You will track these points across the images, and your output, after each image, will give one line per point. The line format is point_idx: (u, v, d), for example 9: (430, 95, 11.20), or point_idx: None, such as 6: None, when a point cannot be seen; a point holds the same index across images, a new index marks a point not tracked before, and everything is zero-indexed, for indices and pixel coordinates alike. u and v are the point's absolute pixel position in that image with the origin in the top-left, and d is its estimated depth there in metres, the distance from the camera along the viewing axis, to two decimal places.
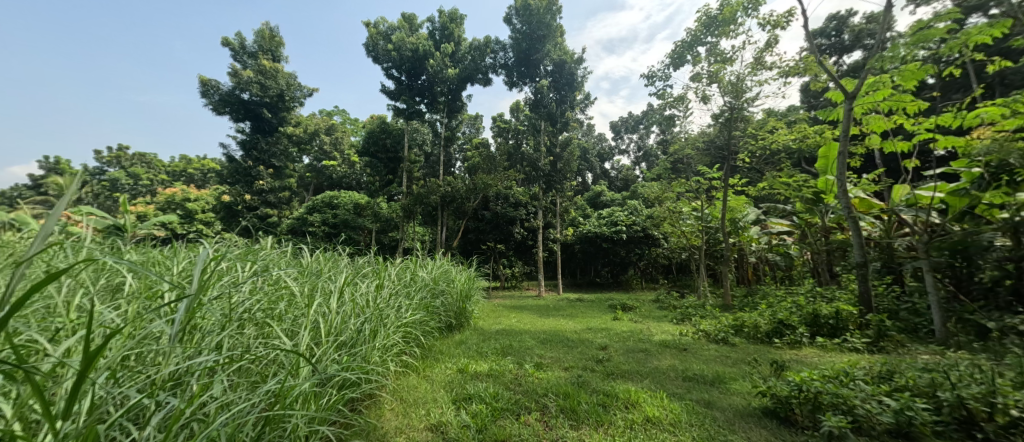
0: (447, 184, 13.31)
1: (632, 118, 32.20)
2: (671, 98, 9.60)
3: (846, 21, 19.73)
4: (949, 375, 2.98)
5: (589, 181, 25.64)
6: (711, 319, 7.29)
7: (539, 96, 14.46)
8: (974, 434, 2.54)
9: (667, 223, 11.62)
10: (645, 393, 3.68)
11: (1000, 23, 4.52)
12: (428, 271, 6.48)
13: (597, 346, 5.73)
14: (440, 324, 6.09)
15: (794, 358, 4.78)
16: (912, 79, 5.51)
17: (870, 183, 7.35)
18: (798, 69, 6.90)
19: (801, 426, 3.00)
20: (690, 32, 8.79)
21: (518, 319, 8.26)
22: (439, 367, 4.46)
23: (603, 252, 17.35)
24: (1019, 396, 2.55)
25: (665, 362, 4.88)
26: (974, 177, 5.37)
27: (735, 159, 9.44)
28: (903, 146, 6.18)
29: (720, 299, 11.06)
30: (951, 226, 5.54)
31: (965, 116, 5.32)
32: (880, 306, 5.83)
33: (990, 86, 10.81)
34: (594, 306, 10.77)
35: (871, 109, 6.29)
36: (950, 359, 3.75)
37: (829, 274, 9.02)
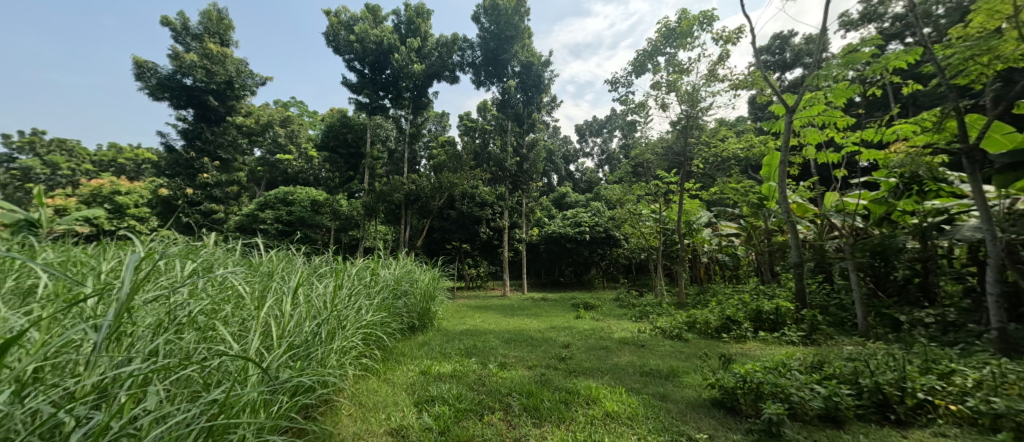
0: (411, 182, 13.20)
1: (596, 122, 32.97)
2: (633, 105, 9.94)
3: (788, 41, 21.21)
4: (868, 364, 3.33)
5: (554, 183, 26.06)
6: (665, 317, 7.61)
7: (505, 97, 14.51)
8: (888, 415, 2.92)
9: (628, 224, 11.99)
10: (605, 389, 3.83)
11: (913, 50, 5.01)
12: (391, 271, 6.43)
13: (560, 344, 5.86)
14: (402, 326, 6.04)
15: (739, 351, 5.12)
16: (841, 97, 6.02)
17: (806, 190, 7.96)
18: (746, 83, 7.34)
19: (745, 415, 3.21)
20: (650, 42, 9.13)
21: (482, 320, 8.31)
22: (401, 370, 4.44)
23: (567, 252, 17.72)
24: (924, 380, 2.98)
25: (624, 359, 5.08)
26: (891, 186, 5.83)
27: (690, 165, 9.92)
28: (834, 158, 6.73)
29: (676, 297, 11.59)
30: (872, 230, 6.11)
31: (884, 132, 5.86)
32: (813, 302, 6.33)
33: (910, 105, 12.02)
34: (557, 305, 10.94)
35: (807, 123, 6.81)
36: (871, 350, 4.16)
37: (771, 273, 9.72)
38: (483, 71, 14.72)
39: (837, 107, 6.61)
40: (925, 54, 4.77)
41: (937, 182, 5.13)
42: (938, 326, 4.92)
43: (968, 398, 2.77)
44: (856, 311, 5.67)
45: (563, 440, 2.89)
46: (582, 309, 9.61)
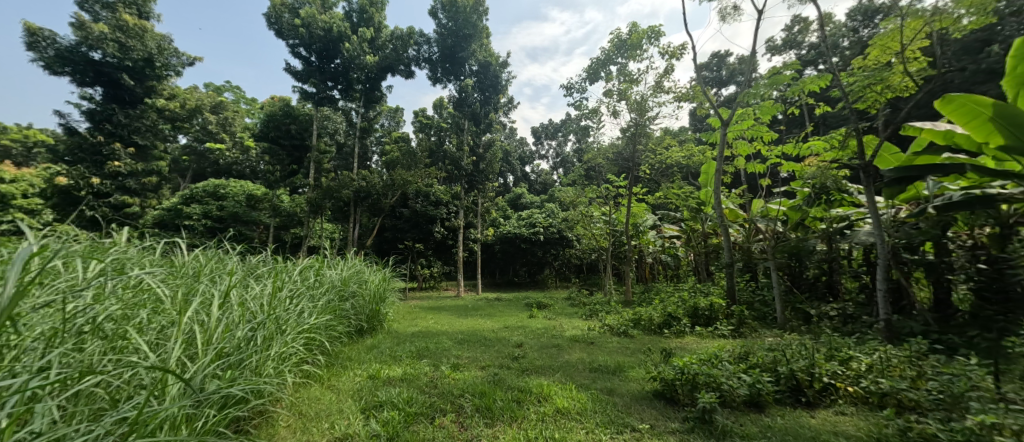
0: (362, 179, 12.83)
1: (551, 125, 33.59)
2: (587, 110, 10.28)
3: (725, 59, 22.80)
4: (785, 353, 3.72)
5: (509, 183, 26.31)
6: (614, 314, 7.95)
7: (462, 95, 14.51)
8: (800, 398, 3.31)
9: (579, 225, 12.35)
10: (556, 386, 3.98)
11: (824, 76, 5.61)
12: (338, 271, 6.27)
13: (513, 344, 5.99)
14: (350, 329, 5.89)
15: (678, 345, 5.48)
16: (766, 113, 6.62)
17: (737, 196, 8.63)
18: (688, 96, 7.85)
19: (682, 404, 3.46)
20: (604, 51, 9.49)
21: (435, 321, 8.29)
22: (348, 375, 4.35)
23: (521, 252, 17.98)
24: (828, 365, 3.39)
25: (575, 356, 5.29)
26: (805, 195, 6.51)
27: (638, 170, 10.43)
28: (760, 168, 7.37)
29: (623, 295, 12.13)
30: (790, 234, 6.78)
31: (801, 147, 6.51)
32: (741, 298, 6.91)
33: (826, 123, 13.39)
34: (511, 305, 11.10)
35: (739, 135, 7.40)
36: (788, 340, 4.63)
37: (707, 272, 10.46)
38: (440, 68, 14.57)
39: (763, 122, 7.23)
40: (834, 80, 5.34)
41: (840, 193, 5.81)
42: (840, 318, 5.59)
43: (862, 380, 3.20)
44: (776, 306, 6.26)
45: (515, 438, 2.99)
46: (535, 309, 9.83)
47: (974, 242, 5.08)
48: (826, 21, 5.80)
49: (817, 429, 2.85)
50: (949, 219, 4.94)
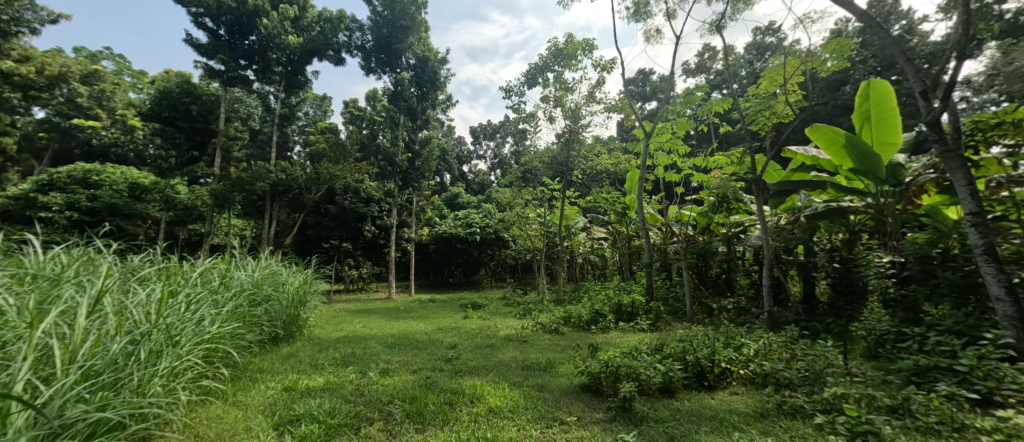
0: (281, 171, 12.01)
1: (490, 126, 33.80)
2: (524, 114, 10.54)
3: (649, 76, 24.60)
4: (691, 343, 4.17)
5: (446, 182, 26.12)
6: (547, 312, 8.23)
7: (398, 88, 14.01)
8: (703, 382, 3.75)
9: (515, 227, 12.65)
10: (489, 386, 4.08)
11: (725, 100, 6.32)
12: (247, 274, 5.80)
13: (446, 345, 6.00)
14: (262, 337, 5.45)
15: (604, 340, 5.86)
16: (681, 129, 7.32)
17: (656, 202, 9.36)
18: (617, 108, 8.39)
19: (606, 394, 3.71)
20: (541, 57, 9.79)
21: (364, 325, 8.02)
22: (258, 388, 4.03)
23: (457, 252, 17.89)
24: (726, 353, 3.87)
25: (508, 355, 5.43)
26: (710, 203, 7.29)
27: (571, 174, 10.92)
28: (675, 177, 8.10)
29: (555, 294, 12.58)
30: (699, 237, 7.53)
31: (709, 161, 7.27)
32: (658, 295, 7.56)
33: (734, 138, 14.96)
34: (445, 306, 11.00)
35: (659, 147, 8.07)
36: (695, 332, 5.15)
37: (630, 271, 11.25)
38: (374, 57, 14.09)
39: (679, 136, 7.94)
40: (735, 103, 6.02)
41: (738, 202, 6.59)
42: (735, 311, 6.38)
43: (750, 363, 3.72)
44: (686, 301, 6.93)
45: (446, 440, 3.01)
46: (470, 309, 9.89)
47: (831, 244, 6.03)
48: (729, 49, 6.56)
49: (715, 409, 3.23)
50: (814, 225, 5.82)
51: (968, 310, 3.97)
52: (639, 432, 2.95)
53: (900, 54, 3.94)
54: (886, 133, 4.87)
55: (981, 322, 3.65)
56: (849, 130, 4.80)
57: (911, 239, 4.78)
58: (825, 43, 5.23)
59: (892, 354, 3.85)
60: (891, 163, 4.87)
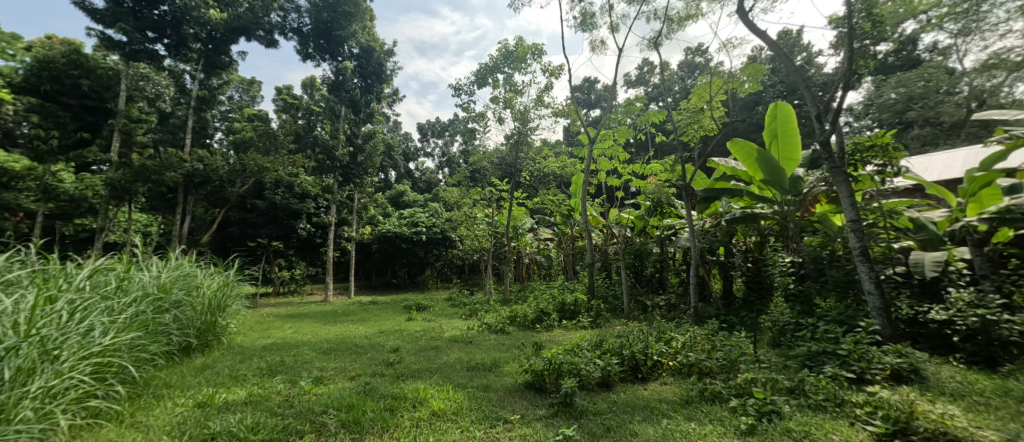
0: (197, 160, 10.77)
1: (438, 123, 33.35)
2: (474, 114, 10.54)
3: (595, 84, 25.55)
4: (627, 339, 4.44)
5: (392, 180, 25.45)
6: (492, 313, 8.30)
7: (340, 78, 13.55)
8: (638, 373, 4.02)
9: (463, 226, 12.62)
10: (432, 389, 4.07)
11: (658, 112, 6.78)
12: (151, 277, 5.21)
13: (388, 349, 5.90)
14: (171, 348, 4.92)
15: (547, 338, 6.05)
16: (621, 137, 7.75)
17: (599, 205, 9.75)
18: (563, 112, 8.67)
19: (548, 391, 3.82)
20: (491, 58, 9.86)
21: (298, 330, 7.62)
22: (164, 406, 3.61)
23: (400, 252, 17.45)
24: (658, 348, 4.16)
25: (453, 356, 5.44)
26: (646, 207, 7.77)
27: (519, 176, 11.09)
28: (616, 182, 8.52)
29: (501, 295, 12.69)
30: (637, 239, 7.99)
31: (647, 168, 7.74)
32: (599, 294, 7.92)
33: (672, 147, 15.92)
34: (388, 308, 10.69)
35: (602, 152, 8.45)
36: (631, 328, 5.49)
37: (574, 271, 11.66)
38: (312, 43, 13.32)
39: (619, 144, 8.37)
40: (668, 117, 6.48)
41: (670, 207, 7.09)
42: (666, 308, 6.85)
43: (679, 354, 4.06)
44: (624, 298, 7.35)
45: None
46: (414, 311, 9.74)
47: (745, 246, 6.65)
48: (664, 64, 7.02)
49: (648, 399, 3.46)
50: (732, 229, 6.43)
51: (849, 302, 4.59)
52: (579, 426, 3.07)
53: (800, 82, 4.50)
54: (788, 150, 5.40)
55: (857, 312, 4.28)
56: (758, 145, 5.30)
57: (809, 242, 5.52)
58: (743, 66, 5.79)
59: (791, 342, 4.35)
60: (793, 175, 5.44)
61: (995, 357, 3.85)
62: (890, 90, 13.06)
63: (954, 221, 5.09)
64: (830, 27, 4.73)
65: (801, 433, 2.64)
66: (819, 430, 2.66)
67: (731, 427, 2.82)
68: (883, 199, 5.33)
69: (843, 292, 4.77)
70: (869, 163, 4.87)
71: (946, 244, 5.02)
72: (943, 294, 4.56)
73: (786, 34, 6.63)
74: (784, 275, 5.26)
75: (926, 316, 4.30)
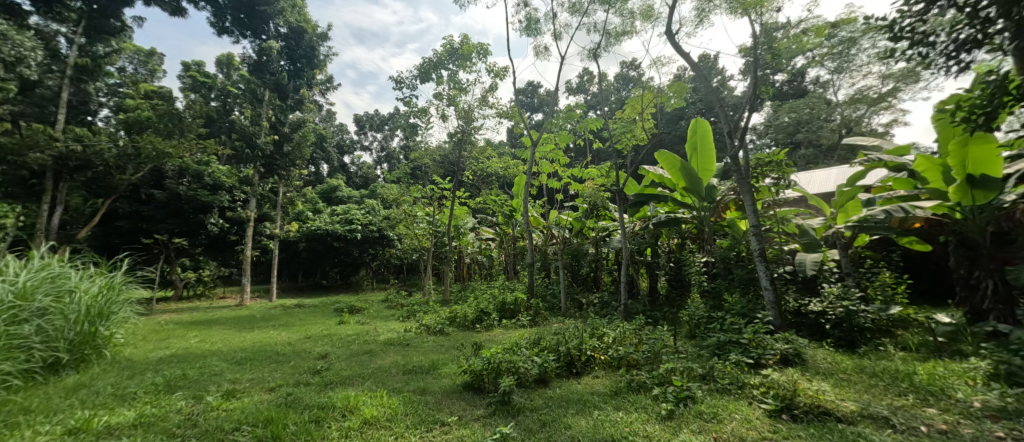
0: (73, 140, 8.85)
1: (376, 116, 32.14)
2: (416, 108, 10.35)
3: (537, 88, 26.12)
4: (562, 337, 4.62)
5: (323, 174, 24.15)
6: (431, 314, 8.22)
7: (263, 59, 12.62)
8: (572, 368, 4.22)
9: (402, 225, 12.35)
10: (365, 396, 3.91)
11: (594, 121, 7.10)
12: (5, 281, 4.43)
13: (315, 356, 5.62)
14: (30, 367, 4.23)
15: (487, 338, 6.12)
16: (561, 141, 8.05)
17: (539, 207, 10.01)
18: (507, 114, 8.81)
19: (487, 390, 3.87)
20: (435, 54, 9.74)
21: (206, 339, 6.97)
22: (20, 436, 3.05)
23: (331, 251, 16.64)
24: (592, 344, 4.38)
25: (388, 360, 5.33)
26: (584, 209, 8.13)
27: (462, 174, 11.08)
28: (556, 185, 8.82)
29: (440, 295, 12.56)
30: (575, 239, 8.35)
31: (584, 172, 8.09)
32: (537, 292, 8.16)
33: (608, 153, 16.71)
34: (316, 312, 10.12)
35: (544, 155, 8.70)
36: (566, 325, 5.73)
37: (514, 271, 11.88)
38: (230, 20, 11.86)
39: (560, 148, 8.68)
40: (605, 126, 6.83)
41: (604, 210, 7.49)
42: (598, 305, 7.26)
43: (610, 349, 4.33)
44: (560, 296, 7.66)
45: None
46: (346, 314, 9.34)
47: (669, 248, 7.21)
48: (602, 74, 7.40)
49: (581, 392, 3.64)
50: (658, 231, 6.96)
51: (750, 296, 5.18)
52: (516, 423, 3.15)
53: (716, 102, 4.97)
54: (706, 162, 5.89)
55: (756, 307, 4.83)
56: (682, 157, 5.79)
57: (719, 244, 6.11)
58: (669, 83, 6.23)
59: (703, 333, 4.80)
60: (708, 184, 5.97)
61: (854, 341, 4.49)
62: (784, 113, 14.86)
63: (826, 227, 5.91)
64: (739, 55, 5.28)
65: (711, 414, 2.94)
66: (725, 410, 2.98)
67: (653, 414, 3.06)
68: (776, 207, 6.03)
69: (745, 288, 5.35)
70: (768, 176, 5.49)
71: (822, 248, 5.80)
72: (819, 288, 5.27)
73: (705, 57, 7.28)
74: (698, 273, 5.78)
75: (807, 308, 4.92)
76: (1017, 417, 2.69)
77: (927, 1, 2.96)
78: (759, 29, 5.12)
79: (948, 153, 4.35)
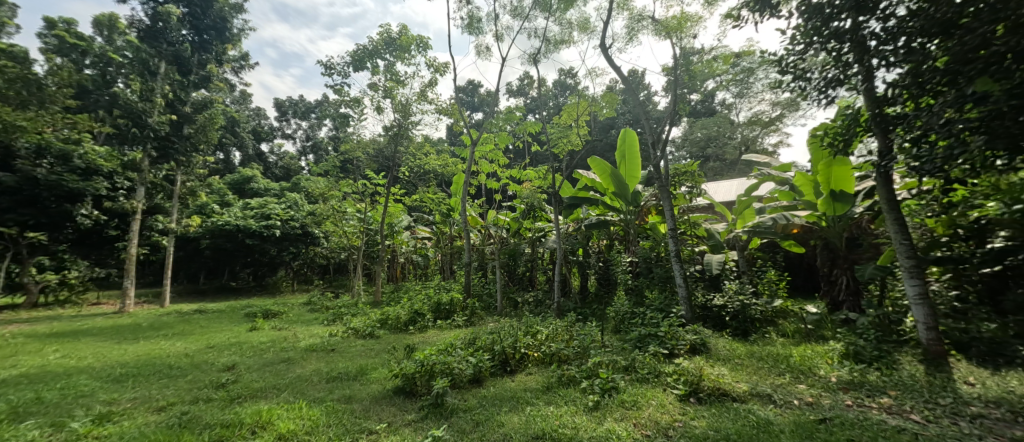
0: None
1: (302, 103, 30.11)
2: (348, 98, 9.91)
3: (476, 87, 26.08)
4: (495, 337, 4.68)
5: (233, 162, 22.05)
6: (360, 317, 7.90)
7: (159, 25, 11.18)
8: (506, 364, 4.34)
9: (329, 221, 11.64)
10: (280, 408, 3.60)
11: (532, 124, 7.29)
12: None
13: (219, 368, 5.13)
14: None
15: (421, 339, 6.04)
16: (500, 142, 8.15)
17: (478, 206, 10.03)
18: (447, 111, 8.75)
19: (419, 394, 3.81)
20: (371, 42, 9.40)
21: (71, 354, 5.96)
22: None
23: (244, 250, 15.21)
24: (528, 342, 4.52)
25: (309, 368, 5.05)
26: (521, 210, 8.33)
27: (397, 170, 10.78)
28: (495, 185, 8.93)
29: (371, 296, 12.14)
30: (512, 239, 8.52)
31: (522, 174, 8.26)
32: (474, 292, 8.17)
33: (545, 155, 17.16)
34: (222, 319, 9.20)
35: (483, 155, 8.74)
36: (501, 325, 5.84)
37: (450, 271, 11.76)
38: None
39: (499, 148, 8.79)
40: (543, 130, 7.03)
41: (541, 212, 7.73)
42: (532, 304, 7.46)
43: (542, 346, 4.49)
44: (497, 295, 7.78)
45: None
46: (260, 319, 8.67)
47: (598, 248, 7.63)
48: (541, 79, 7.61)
49: (514, 390, 3.74)
50: (589, 233, 7.33)
51: (666, 293, 5.66)
52: (449, 425, 3.16)
53: (642, 114, 5.33)
54: (632, 170, 6.20)
55: (671, 305, 5.26)
56: (612, 164, 6.12)
57: (642, 246, 6.57)
58: (603, 94, 6.54)
59: (627, 327, 5.15)
60: (634, 191, 6.37)
61: (747, 330, 5.06)
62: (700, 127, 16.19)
63: (728, 231, 6.58)
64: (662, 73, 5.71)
65: (631, 402, 3.17)
66: (644, 398, 3.23)
67: (581, 406, 3.23)
68: (689, 212, 6.58)
69: (664, 285, 5.84)
70: (683, 185, 6.00)
71: (725, 250, 6.46)
72: (722, 286, 5.88)
73: (636, 72, 7.80)
74: (624, 272, 6.20)
75: (712, 302, 5.46)
76: (862, 387, 3.30)
77: (807, 43, 3.45)
78: (679, 51, 5.59)
79: (818, 171, 4.98)
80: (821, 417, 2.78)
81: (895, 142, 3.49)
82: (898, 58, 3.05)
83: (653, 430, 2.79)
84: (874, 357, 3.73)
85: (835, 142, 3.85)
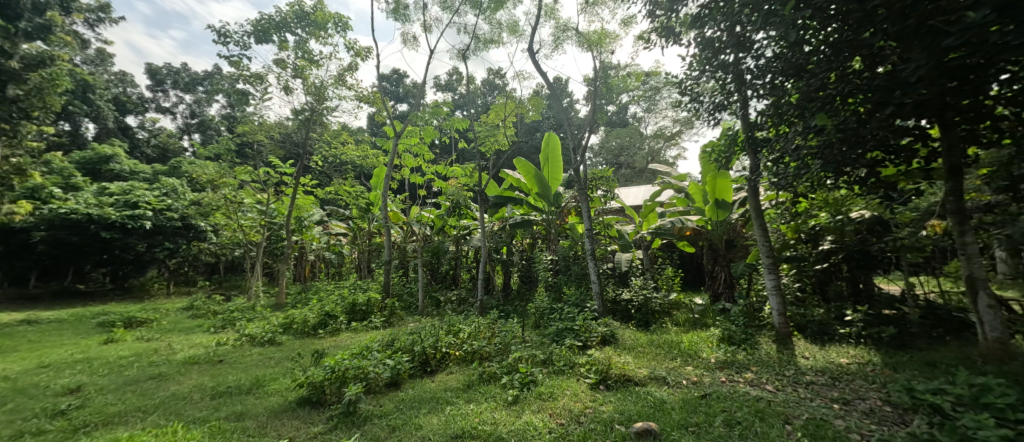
0: None
1: (185, 73, 26.54)
2: (248, 73, 9.05)
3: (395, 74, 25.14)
4: (413, 339, 4.61)
5: (82, 134, 18.56)
6: (255, 323, 7.24)
7: None
8: (425, 364, 4.32)
9: (220, 213, 10.39)
10: (149, 433, 3.13)
11: (459, 120, 7.26)
12: None
13: (56, 392, 4.34)
14: None
15: (331, 344, 5.72)
16: (426, 137, 8.02)
17: (401, 201, 9.73)
18: (367, 99, 8.40)
19: (328, 403, 3.63)
20: (279, 13, 8.67)
21: None
22: None
23: (99, 245, 13.07)
24: (448, 341, 4.53)
25: (187, 385, 4.53)
26: (446, 206, 8.25)
27: (309, 159, 10.04)
28: (419, 180, 8.75)
29: (270, 298, 11.17)
30: (435, 236, 8.44)
31: (448, 169, 8.19)
32: (393, 292, 7.97)
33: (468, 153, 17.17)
34: (68, 331, 7.77)
35: (407, 148, 8.53)
36: (420, 325, 5.75)
37: (367, 269, 11.28)
38: None
39: (425, 143, 8.61)
40: (471, 128, 7.04)
41: (465, 209, 7.74)
42: (455, 302, 7.50)
43: (463, 345, 4.54)
44: (418, 294, 7.66)
45: None
46: (121, 330, 7.52)
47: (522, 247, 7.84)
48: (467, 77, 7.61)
49: (434, 391, 3.72)
50: (513, 232, 7.61)
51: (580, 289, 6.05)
52: (361, 433, 3.05)
53: (565, 120, 5.59)
54: (554, 172, 6.44)
55: (584, 301, 5.63)
56: (536, 166, 6.33)
57: (561, 244, 6.92)
58: (530, 98, 6.73)
59: (546, 322, 5.40)
60: (556, 192, 6.64)
61: (649, 320, 5.57)
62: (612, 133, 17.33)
63: (635, 233, 7.14)
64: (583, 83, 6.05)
65: (548, 394, 3.34)
66: (559, 389, 3.42)
67: (499, 401, 3.33)
68: (602, 215, 7.07)
69: (579, 282, 6.24)
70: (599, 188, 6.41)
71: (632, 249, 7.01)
72: (629, 281, 6.39)
73: (559, 79, 8.14)
74: (544, 269, 6.48)
75: (620, 297, 5.91)
76: (732, 366, 3.81)
77: (701, 70, 3.89)
78: (598, 64, 5.95)
79: (705, 182, 5.63)
80: (703, 394, 3.17)
81: (764, 159, 4.09)
82: (764, 91, 3.58)
83: (567, 418, 2.97)
84: (742, 339, 4.33)
85: (720, 157, 4.45)
